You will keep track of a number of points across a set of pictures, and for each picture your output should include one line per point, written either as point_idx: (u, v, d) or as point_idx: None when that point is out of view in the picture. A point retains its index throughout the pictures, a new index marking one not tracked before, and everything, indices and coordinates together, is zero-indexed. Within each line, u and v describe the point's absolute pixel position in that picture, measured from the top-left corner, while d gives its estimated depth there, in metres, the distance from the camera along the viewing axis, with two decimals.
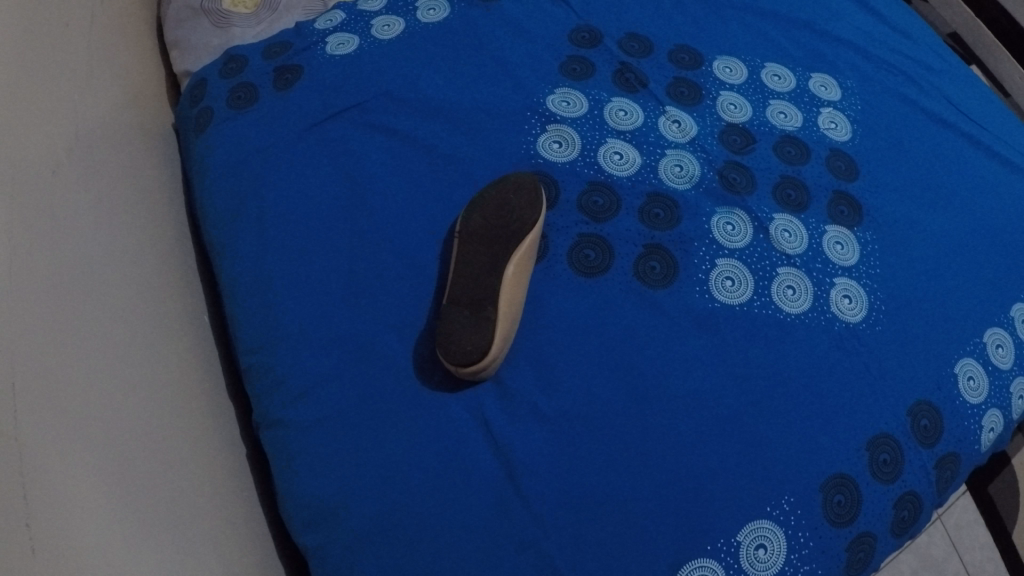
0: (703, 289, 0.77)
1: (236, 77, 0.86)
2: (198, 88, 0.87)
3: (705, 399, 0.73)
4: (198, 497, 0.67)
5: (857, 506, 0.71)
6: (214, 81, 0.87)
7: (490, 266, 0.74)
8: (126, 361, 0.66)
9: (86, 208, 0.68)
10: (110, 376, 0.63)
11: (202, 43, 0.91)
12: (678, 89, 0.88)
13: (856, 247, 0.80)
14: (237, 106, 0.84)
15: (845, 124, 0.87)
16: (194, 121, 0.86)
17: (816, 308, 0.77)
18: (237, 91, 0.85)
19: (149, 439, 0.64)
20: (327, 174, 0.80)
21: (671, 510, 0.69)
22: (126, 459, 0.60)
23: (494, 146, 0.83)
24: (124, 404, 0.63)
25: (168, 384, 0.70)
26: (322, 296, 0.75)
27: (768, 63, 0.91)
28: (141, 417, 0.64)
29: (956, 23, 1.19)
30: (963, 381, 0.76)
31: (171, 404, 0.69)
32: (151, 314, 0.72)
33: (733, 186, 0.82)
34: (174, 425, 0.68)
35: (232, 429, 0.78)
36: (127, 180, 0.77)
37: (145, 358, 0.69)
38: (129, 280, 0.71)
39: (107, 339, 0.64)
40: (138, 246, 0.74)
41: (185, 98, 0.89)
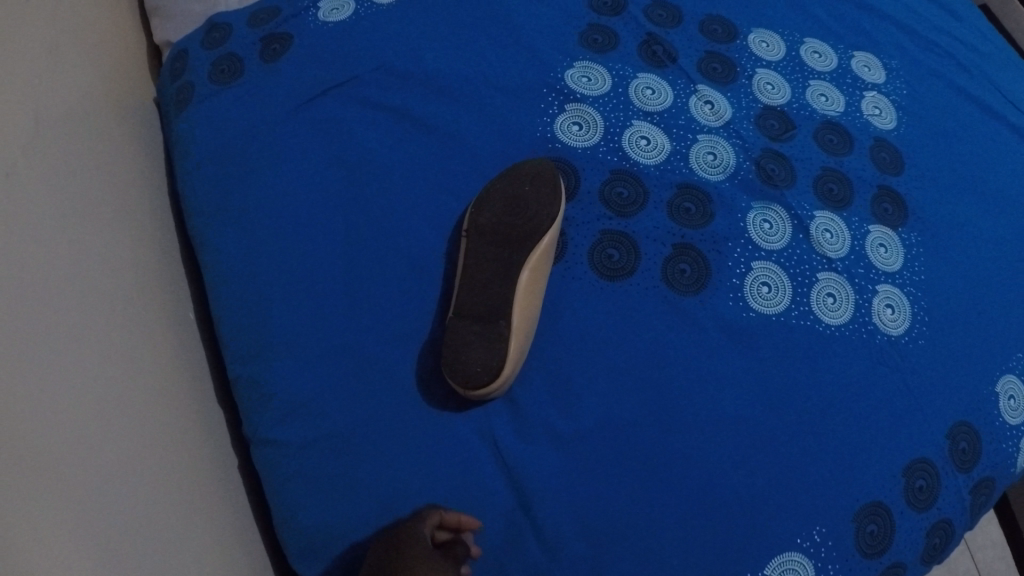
0: (738, 296, 0.71)
1: (221, 48, 0.77)
2: (180, 61, 0.79)
3: (736, 420, 0.68)
4: (191, 530, 0.62)
5: (889, 536, 0.68)
6: (196, 52, 0.78)
7: (501, 275, 0.67)
8: (108, 385, 0.59)
9: (56, 209, 0.60)
10: (94, 408, 0.56)
11: (184, 10, 0.82)
12: (712, 64, 0.81)
13: (900, 251, 0.74)
14: (222, 81, 0.76)
15: (890, 110, 0.80)
16: (174, 96, 0.77)
17: (858, 319, 0.71)
18: (220, 63, 0.76)
19: (138, 471, 0.59)
20: (323, 160, 0.72)
21: (697, 541, 0.65)
22: (117, 502, 0.55)
23: (507, 131, 0.75)
24: (111, 437, 0.57)
25: (152, 401, 0.64)
26: (319, 300, 0.69)
27: (807, 39, 0.84)
28: (127, 450, 0.58)
29: None
30: (1003, 401, 0.72)
31: (159, 426, 0.63)
32: (128, 322, 0.65)
33: (770, 178, 0.76)
34: (162, 450, 0.62)
35: (222, 439, 0.73)
36: (101, 165, 0.69)
37: (127, 375, 0.62)
38: (103, 288, 0.63)
39: (88, 364, 0.58)
40: (111, 242, 0.67)
41: (165, 71, 0.80)
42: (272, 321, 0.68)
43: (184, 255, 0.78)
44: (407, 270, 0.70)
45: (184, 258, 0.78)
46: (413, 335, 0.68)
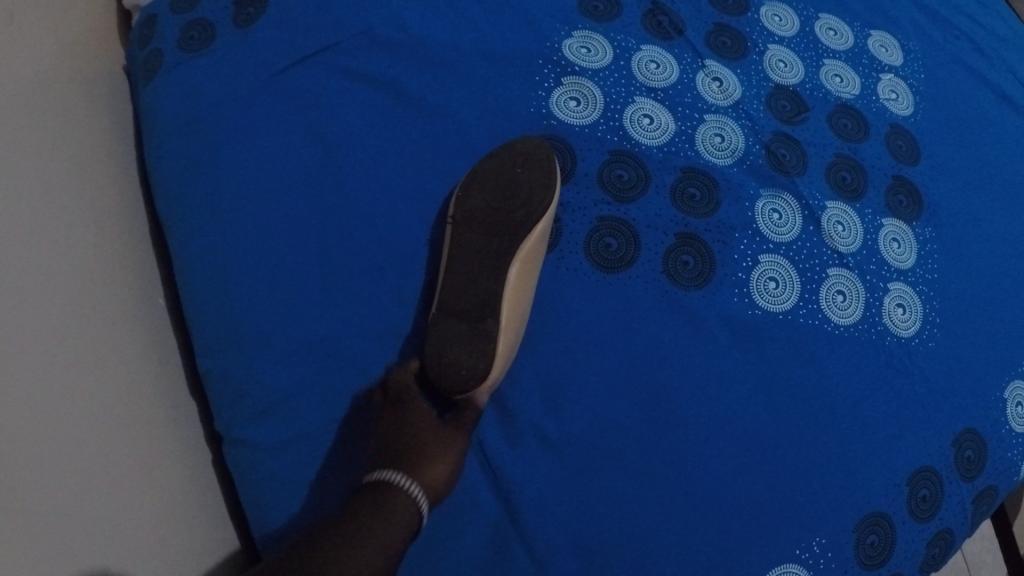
0: (743, 292, 0.67)
1: (192, 12, 0.71)
2: (148, 26, 0.73)
3: (737, 424, 0.65)
4: (159, 535, 0.58)
5: (890, 547, 0.65)
6: (166, 16, 0.72)
7: (488, 269, 0.63)
8: (71, 384, 0.55)
9: (12, 188, 0.55)
10: (53, 411, 0.52)
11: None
12: (721, 38, 0.76)
13: (913, 246, 0.71)
14: (191, 49, 0.70)
15: (907, 95, 0.76)
16: (142, 65, 0.72)
17: (868, 319, 0.68)
18: (190, 29, 0.71)
19: (105, 477, 0.54)
20: (302, 135, 0.67)
21: (693, 552, 0.62)
22: (76, 515, 0.50)
23: (501, 109, 0.70)
24: (73, 443, 0.53)
25: (120, 394, 0.60)
26: (298, 288, 0.64)
27: (822, 14, 0.79)
28: (93, 455, 0.54)
29: None
30: (1011, 408, 0.69)
31: (128, 424, 0.59)
32: (95, 308, 0.60)
33: (781, 164, 0.72)
34: (131, 451, 0.58)
35: (193, 431, 0.69)
36: (63, 137, 0.63)
37: (94, 368, 0.58)
38: (66, 272, 0.59)
39: (49, 363, 0.53)
40: (74, 220, 0.61)
41: (132, 36, 0.74)
42: (248, 309, 0.64)
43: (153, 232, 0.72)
44: (393, 259, 0.66)
45: (153, 235, 0.72)
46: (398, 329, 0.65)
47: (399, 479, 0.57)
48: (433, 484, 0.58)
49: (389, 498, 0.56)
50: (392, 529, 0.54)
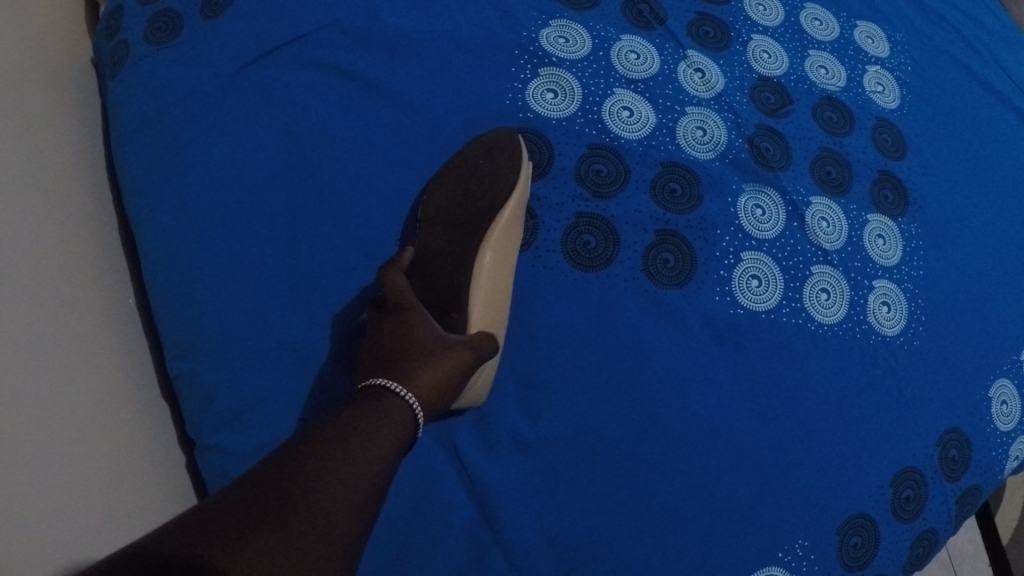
0: (725, 291, 0.66)
1: (157, 2, 0.69)
2: (114, 17, 0.70)
3: (720, 426, 0.63)
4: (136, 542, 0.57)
5: (874, 548, 0.64)
6: (132, 6, 0.70)
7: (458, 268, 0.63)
8: (38, 388, 0.53)
9: None
10: (19, 419, 0.50)
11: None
12: (703, 28, 0.74)
13: (898, 243, 0.69)
14: (157, 40, 0.67)
15: (893, 87, 0.75)
16: (107, 57, 0.69)
17: (852, 318, 0.67)
18: (157, 20, 0.68)
19: (76, 485, 0.52)
20: (275, 130, 0.65)
21: (674, 556, 0.62)
22: (50, 526, 0.49)
23: (478, 103, 0.68)
24: (44, 451, 0.51)
25: (93, 397, 0.58)
26: (270, 288, 0.63)
27: (808, 3, 0.77)
28: (64, 462, 0.52)
29: None
30: (996, 407, 0.68)
31: (99, 428, 0.58)
32: (66, 309, 0.59)
33: (764, 158, 0.70)
34: (102, 457, 0.56)
35: (164, 434, 0.67)
36: (27, 132, 0.61)
37: (67, 370, 0.56)
38: (37, 272, 0.57)
39: (15, 368, 0.51)
40: (44, 219, 0.60)
41: (97, 28, 0.72)
42: (218, 310, 0.62)
43: (122, 229, 0.70)
44: (365, 259, 0.64)
45: (121, 231, 0.70)
46: None
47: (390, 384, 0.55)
48: (427, 391, 0.55)
49: (379, 403, 0.53)
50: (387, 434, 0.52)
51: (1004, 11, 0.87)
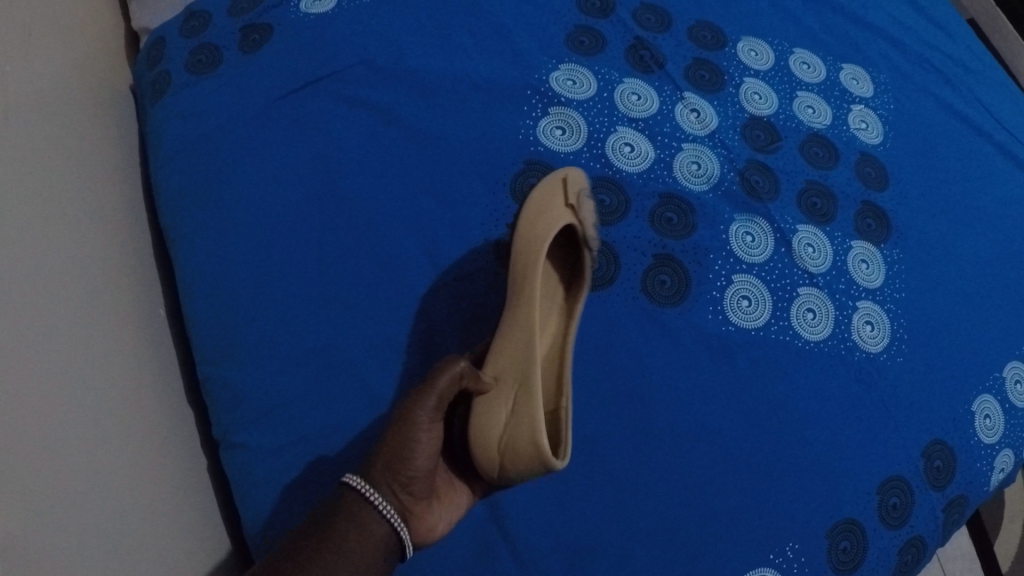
0: (717, 310, 0.70)
1: (199, 38, 0.75)
2: (157, 49, 0.77)
3: (713, 434, 0.67)
4: (169, 538, 0.61)
5: (862, 553, 0.67)
6: (175, 40, 0.76)
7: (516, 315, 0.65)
8: (92, 400, 0.57)
9: (54, 219, 0.59)
10: (75, 428, 0.54)
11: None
12: (699, 72, 0.78)
13: (881, 267, 0.73)
14: (199, 72, 0.74)
15: (876, 124, 0.79)
16: (151, 85, 0.75)
17: (837, 336, 0.70)
18: (198, 54, 0.74)
19: (108, 480, 0.56)
20: (304, 157, 0.70)
21: (670, 557, 0.65)
22: (90, 519, 0.52)
23: (488, 133, 0.73)
24: (83, 447, 0.54)
25: (133, 404, 0.63)
26: (294, 300, 0.67)
27: (796, 49, 0.81)
28: (102, 462, 0.56)
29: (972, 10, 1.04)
30: (979, 420, 0.71)
31: (137, 434, 0.62)
32: (114, 324, 0.64)
33: (754, 191, 0.74)
34: (136, 458, 0.60)
35: (190, 438, 0.71)
36: (90, 159, 0.66)
37: (112, 380, 0.61)
38: (94, 292, 0.62)
39: (61, 374, 0.55)
40: (99, 239, 0.65)
41: (142, 59, 0.78)
42: (247, 319, 0.67)
43: (157, 243, 0.75)
44: (384, 272, 0.68)
45: (156, 247, 0.75)
46: (393, 338, 0.67)
47: (355, 480, 0.54)
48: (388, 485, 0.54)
49: (349, 506, 0.53)
50: (359, 534, 0.51)
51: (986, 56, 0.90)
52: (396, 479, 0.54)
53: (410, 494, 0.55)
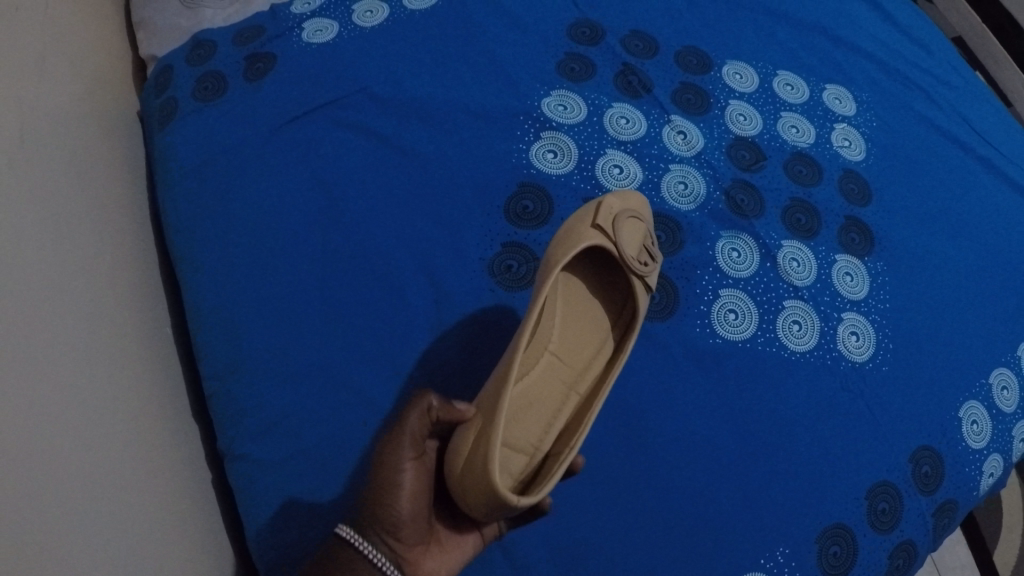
0: (705, 323, 0.71)
1: (206, 65, 0.75)
2: (163, 76, 0.76)
3: (705, 444, 0.68)
4: (176, 558, 0.62)
5: (852, 557, 0.68)
6: (182, 67, 0.76)
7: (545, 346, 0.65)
8: (95, 428, 0.58)
9: (55, 254, 0.60)
10: (78, 458, 0.55)
11: (170, 25, 0.79)
12: (685, 95, 0.79)
13: (866, 279, 0.74)
14: (205, 98, 0.74)
15: (859, 142, 0.80)
16: (157, 111, 0.75)
17: (822, 347, 0.71)
18: (204, 81, 0.75)
19: (106, 511, 0.56)
20: (303, 180, 0.71)
21: (666, 567, 0.65)
22: (94, 545, 0.53)
23: (484, 156, 0.73)
24: (81, 479, 0.54)
25: (136, 431, 0.63)
26: (294, 320, 0.67)
27: (779, 71, 0.82)
28: (105, 491, 0.57)
29: (960, 27, 1.06)
30: (965, 426, 0.72)
31: (142, 459, 0.63)
32: (118, 350, 0.65)
33: (740, 209, 0.75)
34: (140, 483, 0.61)
35: (195, 456, 0.72)
36: (94, 190, 0.68)
37: (116, 407, 0.62)
38: (97, 321, 0.63)
39: (65, 407, 0.56)
40: (103, 267, 0.66)
41: (148, 86, 0.78)
42: (250, 339, 0.67)
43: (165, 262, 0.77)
44: (384, 295, 0.69)
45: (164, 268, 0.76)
46: (394, 358, 0.67)
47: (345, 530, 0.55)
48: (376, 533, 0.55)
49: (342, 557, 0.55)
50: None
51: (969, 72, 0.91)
52: (381, 526, 0.56)
53: (401, 540, 0.57)
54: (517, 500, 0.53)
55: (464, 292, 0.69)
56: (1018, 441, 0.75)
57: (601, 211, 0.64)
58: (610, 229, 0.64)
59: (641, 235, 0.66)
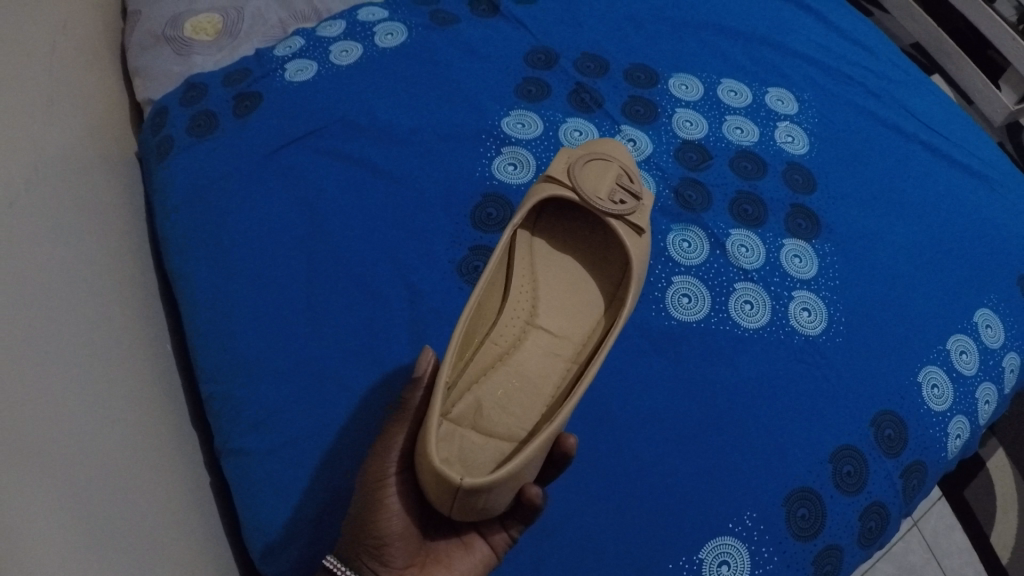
0: (660, 307, 0.75)
1: (197, 105, 0.82)
2: (159, 117, 0.83)
3: (668, 417, 0.71)
4: (172, 543, 0.65)
5: (820, 519, 0.70)
6: (175, 108, 0.83)
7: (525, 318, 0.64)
8: (91, 417, 0.62)
9: (57, 262, 0.66)
10: (75, 440, 0.59)
11: (165, 71, 0.86)
12: (635, 107, 0.85)
13: (814, 260, 0.78)
14: (198, 134, 0.81)
15: (802, 137, 0.85)
16: (154, 148, 0.82)
17: (775, 322, 0.75)
18: (197, 118, 0.81)
19: (102, 492, 0.60)
20: (285, 202, 0.77)
21: (636, 534, 0.67)
22: (89, 514, 0.57)
23: (451, 172, 0.80)
24: (77, 461, 0.58)
25: (133, 427, 0.68)
26: (278, 324, 0.72)
27: (723, 79, 0.88)
28: (101, 472, 0.61)
29: (923, 36, 1.14)
30: (926, 390, 0.75)
31: (137, 452, 0.67)
32: (115, 355, 0.70)
33: (688, 204, 0.80)
34: (135, 472, 0.65)
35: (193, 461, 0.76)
36: (92, 214, 0.74)
37: (113, 403, 0.66)
38: (95, 327, 0.68)
39: (66, 393, 0.61)
40: (101, 281, 0.72)
41: (146, 126, 0.84)
42: (240, 344, 0.71)
43: (164, 288, 0.83)
44: (363, 296, 0.74)
45: (162, 291, 0.82)
46: (374, 353, 0.71)
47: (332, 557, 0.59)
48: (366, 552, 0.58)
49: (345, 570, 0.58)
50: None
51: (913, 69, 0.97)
52: (366, 547, 0.58)
53: (391, 559, 0.59)
54: (461, 480, 0.50)
55: (434, 289, 0.74)
56: (983, 403, 0.77)
57: (556, 163, 0.63)
58: (569, 179, 0.62)
59: (614, 175, 0.62)
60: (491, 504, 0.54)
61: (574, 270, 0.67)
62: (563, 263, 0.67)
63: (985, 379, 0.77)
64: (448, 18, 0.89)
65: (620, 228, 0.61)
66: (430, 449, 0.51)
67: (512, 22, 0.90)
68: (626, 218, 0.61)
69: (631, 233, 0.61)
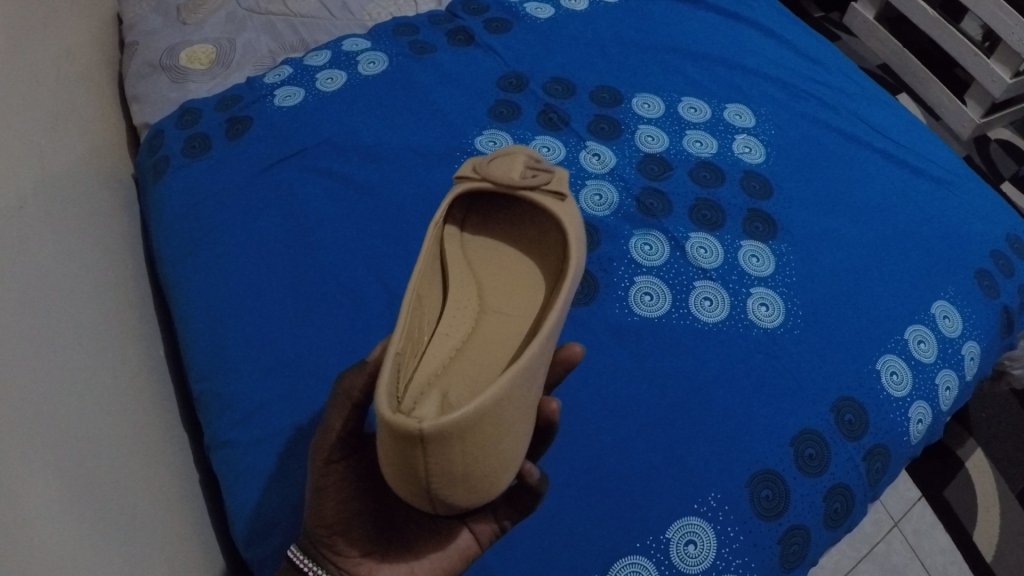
0: (623, 305, 0.77)
1: (192, 128, 0.89)
2: (155, 139, 0.89)
3: (633, 403, 0.73)
4: (155, 526, 0.68)
5: (785, 500, 0.71)
6: (171, 131, 0.89)
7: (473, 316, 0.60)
8: (88, 398, 0.66)
9: (59, 259, 0.71)
10: (73, 413, 0.63)
11: (161, 98, 0.93)
12: (600, 125, 0.91)
13: (771, 259, 0.82)
14: (193, 154, 0.87)
15: (759, 148, 0.90)
16: (151, 169, 0.88)
17: (734, 317, 0.78)
18: (191, 140, 0.88)
19: (98, 468, 0.63)
20: (269, 214, 0.82)
21: (602, 515, 0.67)
22: (82, 480, 0.60)
23: (426, 184, 0.85)
24: (78, 435, 0.62)
25: (124, 416, 0.71)
26: (260, 323, 0.76)
27: (684, 97, 0.94)
28: (94, 447, 0.64)
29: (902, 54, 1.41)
30: (885, 376, 0.77)
31: (127, 438, 0.70)
32: (109, 351, 0.74)
33: (649, 211, 0.84)
34: (124, 455, 0.68)
35: (181, 458, 0.80)
36: (88, 225, 0.79)
37: (106, 391, 0.70)
38: (91, 322, 0.72)
39: (67, 373, 0.64)
40: (96, 284, 0.76)
41: (143, 149, 0.91)
42: (224, 342, 0.76)
43: (156, 303, 0.88)
44: (342, 297, 0.78)
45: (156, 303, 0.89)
46: (351, 347, 0.75)
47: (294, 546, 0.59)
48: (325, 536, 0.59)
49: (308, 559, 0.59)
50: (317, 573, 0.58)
51: (867, 85, 1.04)
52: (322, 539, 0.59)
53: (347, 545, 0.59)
54: (420, 428, 0.45)
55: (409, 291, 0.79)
56: (943, 389, 0.81)
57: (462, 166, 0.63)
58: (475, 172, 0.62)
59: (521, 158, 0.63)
60: (483, 467, 0.49)
61: (516, 263, 0.64)
62: (501, 264, 0.64)
63: (943, 366, 0.81)
64: (425, 47, 0.96)
65: (541, 197, 0.61)
66: (383, 405, 0.46)
67: (486, 50, 0.96)
68: (544, 188, 0.61)
69: (553, 197, 0.61)
